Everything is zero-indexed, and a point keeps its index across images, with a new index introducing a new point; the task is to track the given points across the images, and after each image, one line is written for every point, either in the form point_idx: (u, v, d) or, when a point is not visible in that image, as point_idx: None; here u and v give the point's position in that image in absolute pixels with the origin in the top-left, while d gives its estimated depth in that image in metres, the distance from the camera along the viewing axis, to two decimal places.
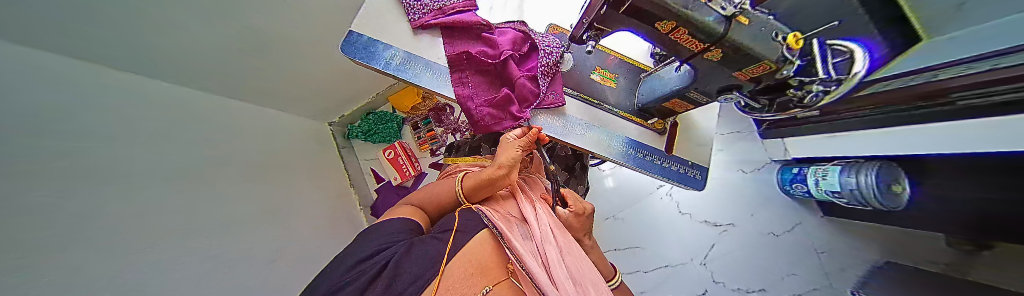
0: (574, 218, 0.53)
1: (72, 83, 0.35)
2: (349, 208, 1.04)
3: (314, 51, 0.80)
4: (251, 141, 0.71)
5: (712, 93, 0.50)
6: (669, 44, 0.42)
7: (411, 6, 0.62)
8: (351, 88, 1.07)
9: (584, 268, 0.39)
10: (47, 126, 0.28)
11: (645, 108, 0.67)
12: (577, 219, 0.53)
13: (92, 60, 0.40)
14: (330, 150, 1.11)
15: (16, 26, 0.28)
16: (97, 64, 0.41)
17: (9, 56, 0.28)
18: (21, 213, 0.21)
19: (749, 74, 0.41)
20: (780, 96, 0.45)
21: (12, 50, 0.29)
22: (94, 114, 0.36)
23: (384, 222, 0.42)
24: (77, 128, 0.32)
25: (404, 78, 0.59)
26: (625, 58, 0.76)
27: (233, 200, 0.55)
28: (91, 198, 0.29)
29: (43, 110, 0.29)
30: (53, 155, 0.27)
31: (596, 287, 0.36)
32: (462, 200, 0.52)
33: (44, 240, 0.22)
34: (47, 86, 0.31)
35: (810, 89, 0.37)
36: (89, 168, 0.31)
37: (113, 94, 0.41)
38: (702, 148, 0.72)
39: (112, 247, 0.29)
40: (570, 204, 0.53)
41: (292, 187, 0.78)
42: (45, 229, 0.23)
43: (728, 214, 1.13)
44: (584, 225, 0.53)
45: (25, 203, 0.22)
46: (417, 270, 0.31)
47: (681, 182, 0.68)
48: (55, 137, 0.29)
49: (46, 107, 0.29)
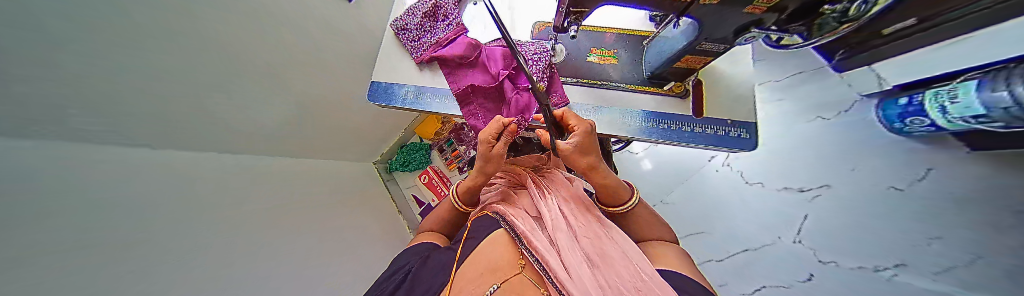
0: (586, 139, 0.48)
1: (169, 156, 0.50)
2: (398, 232, 1.17)
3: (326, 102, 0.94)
4: (310, 186, 0.87)
5: (727, 38, 0.44)
6: (655, 4, 0.40)
7: (413, 47, 0.72)
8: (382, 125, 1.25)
9: (603, 246, 0.45)
10: (125, 196, 0.37)
11: (656, 75, 0.62)
12: (587, 139, 0.48)
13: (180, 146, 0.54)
14: (377, 184, 1.29)
15: (105, 128, 0.39)
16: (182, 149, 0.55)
17: (93, 150, 0.38)
18: (77, 261, 0.27)
19: (762, 5, 0.34)
20: (813, 21, 0.37)
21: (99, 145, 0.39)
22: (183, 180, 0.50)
23: (414, 245, 0.56)
24: (162, 196, 0.43)
25: (419, 109, 0.68)
26: (623, 30, 0.72)
27: (292, 239, 0.66)
28: (171, 228, 0.40)
29: (122, 186, 0.38)
30: (131, 205, 0.37)
31: (609, 265, 0.41)
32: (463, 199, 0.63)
33: (101, 260, 0.29)
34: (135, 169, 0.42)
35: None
36: (171, 211, 0.42)
37: (197, 167, 0.55)
38: (740, 101, 0.62)
39: (178, 265, 0.38)
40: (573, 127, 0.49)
41: (344, 220, 0.91)
42: (110, 271, 0.30)
43: (814, 175, 0.90)
44: (593, 143, 0.49)
45: (83, 253, 0.28)
46: (428, 282, 0.43)
47: (717, 145, 0.59)
48: (142, 194, 0.40)
49: (128, 183, 0.39)
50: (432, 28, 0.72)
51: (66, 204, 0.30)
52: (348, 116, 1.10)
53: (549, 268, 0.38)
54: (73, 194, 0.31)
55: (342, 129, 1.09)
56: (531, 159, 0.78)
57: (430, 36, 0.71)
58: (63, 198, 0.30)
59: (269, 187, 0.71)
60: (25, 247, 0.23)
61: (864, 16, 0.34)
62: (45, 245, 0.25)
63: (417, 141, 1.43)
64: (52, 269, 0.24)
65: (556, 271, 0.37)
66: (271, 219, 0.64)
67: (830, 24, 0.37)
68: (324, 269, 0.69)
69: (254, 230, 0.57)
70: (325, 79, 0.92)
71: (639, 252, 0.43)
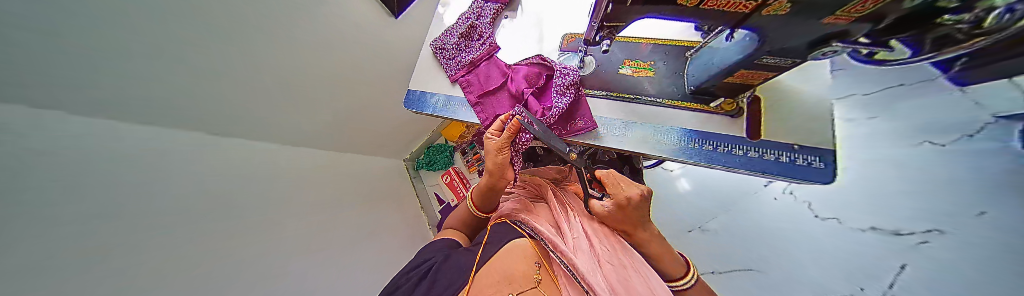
0: (620, 210, 0.48)
1: (184, 155, 0.57)
2: (414, 229, 1.26)
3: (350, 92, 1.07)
4: (334, 184, 0.97)
5: (796, 53, 0.38)
6: (707, 15, 0.36)
7: (447, 65, 0.76)
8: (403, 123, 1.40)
9: (630, 278, 0.45)
10: (122, 195, 0.42)
11: (702, 90, 0.56)
12: (622, 210, 0.48)
13: (204, 147, 0.63)
14: (404, 180, 1.42)
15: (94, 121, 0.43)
16: (207, 147, 0.63)
17: (106, 153, 0.43)
18: (42, 260, 0.30)
19: (847, 15, 0.27)
20: (928, 33, 0.28)
21: (110, 147, 0.44)
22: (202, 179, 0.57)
23: (435, 240, 0.59)
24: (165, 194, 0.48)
25: (446, 116, 0.72)
26: (661, 41, 0.67)
27: (299, 233, 0.73)
28: (154, 224, 0.44)
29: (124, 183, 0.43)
30: (130, 202, 0.42)
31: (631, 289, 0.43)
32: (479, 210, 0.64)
33: (64, 258, 0.32)
34: (149, 167, 0.48)
35: (980, 12, 0.22)
36: (167, 208, 0.47)
37: (225, 169, 0.64)
38: (804, 125, 0.52)
39: (158, 260, 0.42)
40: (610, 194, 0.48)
41: (361, 213, 1.01)
42: (79, 268, 0.33)
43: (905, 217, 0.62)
44: (631, 216, 0.47)
45: (52, 251, 0.31)
46: (448, 280, 0.46)
47: (782, 174, 0.50)
48: (141, 191, 0.45)
49: (132, 181, 0.44)
50: (466, 46, 0.75)
51: (55, 201, 0.34)
52: (381, 113, 1.26)
53: (573, 268, 0.45)
54: (69, 190, 0.36)
55: (373, 127, 1.26)
56: (552, 170, 0.78)
57: (463, 55, 0.74)
58: (57, 195, 0.34)
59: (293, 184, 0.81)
60: (4, 248, 0.27)
61: (1010, 28, 0.23)
62: (20, 247, 0.28)
63: (443, 143, 1.52)
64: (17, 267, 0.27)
65: (580, 270, 0.44)
66: (281, 212, 0.71)
67: (955, 38, 0.28)
68: (328, 264, 0.76)
69: (256, 223, 0.63)
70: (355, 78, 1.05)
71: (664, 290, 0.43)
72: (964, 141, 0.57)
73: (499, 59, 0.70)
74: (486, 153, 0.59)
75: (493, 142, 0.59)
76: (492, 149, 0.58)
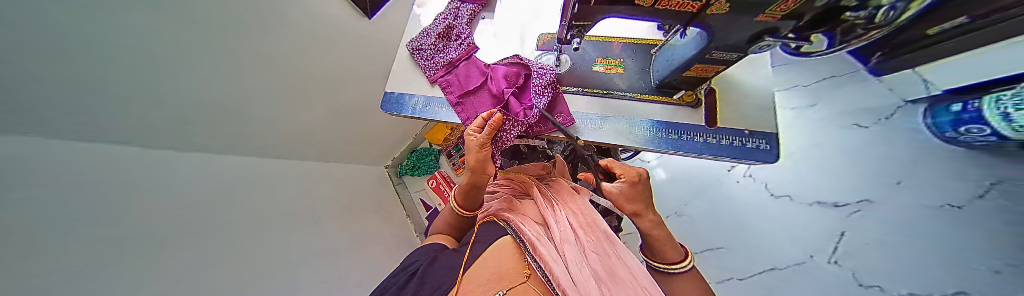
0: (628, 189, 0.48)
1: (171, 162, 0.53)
2: (401, 236, 1.22)
3: (340, 91, 1.03)
4: (315, 191, 0.92)
5: (739, 47, 0.42)
6: (660, 15, 0.40)
7: (425, 66, 0.76)
8: (377, 126, 1.31)
9: (615, 266, 0.44)
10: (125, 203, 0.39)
11: (665, 84, 0.60)
12: (631, 189, 0.48)
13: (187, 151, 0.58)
14: (387, 187, 1.38)
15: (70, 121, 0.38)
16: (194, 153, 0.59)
17: (95, 159, 0.39)
18: (68, 265, 0.29)
19: (775, 14, 0.31)
20: (837, 26, 0.33)
21: (96, 152, 0.40)
22: (194, 185, 0.54)
23: (423, 245, 0.58)
24: (166, 201, 0.46)
25: (426, 118, 0.71)
26: (630, 39, 0.72)
27: (290, 241, 0.70)
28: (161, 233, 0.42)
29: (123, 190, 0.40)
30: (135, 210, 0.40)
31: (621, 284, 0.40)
32: (466, 213, 0.64)
33: (87, 267, 0.30)
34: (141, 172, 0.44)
35: (877, 4, 0.26)
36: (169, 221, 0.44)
37: (215, 177, 0.60)
38: (754, 112, 0.59)
39: (169, 269, 0.40)
40: (620, 175, 0.49)
41: (343, 220, 0.96)
42: (99, 274, 0.31)
43: (854, 185, 0.67)
44: (640, 196, 0.48)
45: (72, 257, 0.29)
46: (438, 280, 0.45)
47: (738, 158, 0.55)
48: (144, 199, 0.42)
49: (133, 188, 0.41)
50: (444, 47, 0.75)
51: (65, 207, 0.31)
52: (362, 120, 1.22)
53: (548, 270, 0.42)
54: (74, 197, 0.33)
55: (356, 132, 1.21)
56: (537, 167, 0.82)
57: (440, 56, 0.74)
58: (65, 200, 0.32)
59: (277, 191, 0.76)
60: (31, 251, 0.25)
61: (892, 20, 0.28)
62: (48, 250, 0.27)
63: (427, 147, 1.51)
64: (49, 272, 0.26)
65: (553, 270, 0.42)
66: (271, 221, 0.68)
67: (857, 30, 0.32)
68: (321, 272, 0.73)
69: (256, 232, 0.62)
70: (342, 79, 1.02)
71: (652, 280, 0.40)
72: (882, 122, 0.67)
73: (477, 59, 0.71)
74: (468, 150, 0.58)
75: (474, 140, 0.58)
76: (475, 146, 0.57)
